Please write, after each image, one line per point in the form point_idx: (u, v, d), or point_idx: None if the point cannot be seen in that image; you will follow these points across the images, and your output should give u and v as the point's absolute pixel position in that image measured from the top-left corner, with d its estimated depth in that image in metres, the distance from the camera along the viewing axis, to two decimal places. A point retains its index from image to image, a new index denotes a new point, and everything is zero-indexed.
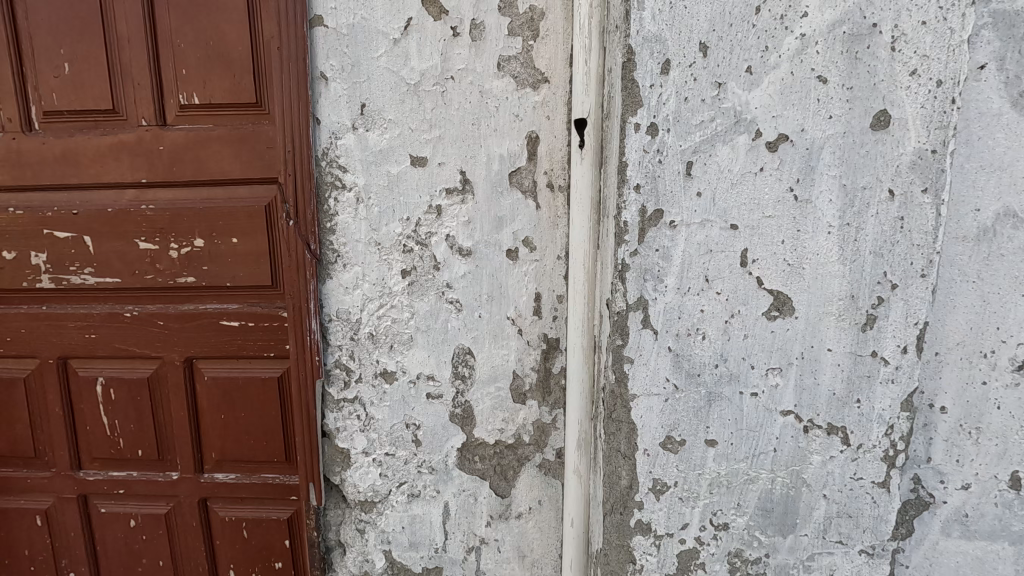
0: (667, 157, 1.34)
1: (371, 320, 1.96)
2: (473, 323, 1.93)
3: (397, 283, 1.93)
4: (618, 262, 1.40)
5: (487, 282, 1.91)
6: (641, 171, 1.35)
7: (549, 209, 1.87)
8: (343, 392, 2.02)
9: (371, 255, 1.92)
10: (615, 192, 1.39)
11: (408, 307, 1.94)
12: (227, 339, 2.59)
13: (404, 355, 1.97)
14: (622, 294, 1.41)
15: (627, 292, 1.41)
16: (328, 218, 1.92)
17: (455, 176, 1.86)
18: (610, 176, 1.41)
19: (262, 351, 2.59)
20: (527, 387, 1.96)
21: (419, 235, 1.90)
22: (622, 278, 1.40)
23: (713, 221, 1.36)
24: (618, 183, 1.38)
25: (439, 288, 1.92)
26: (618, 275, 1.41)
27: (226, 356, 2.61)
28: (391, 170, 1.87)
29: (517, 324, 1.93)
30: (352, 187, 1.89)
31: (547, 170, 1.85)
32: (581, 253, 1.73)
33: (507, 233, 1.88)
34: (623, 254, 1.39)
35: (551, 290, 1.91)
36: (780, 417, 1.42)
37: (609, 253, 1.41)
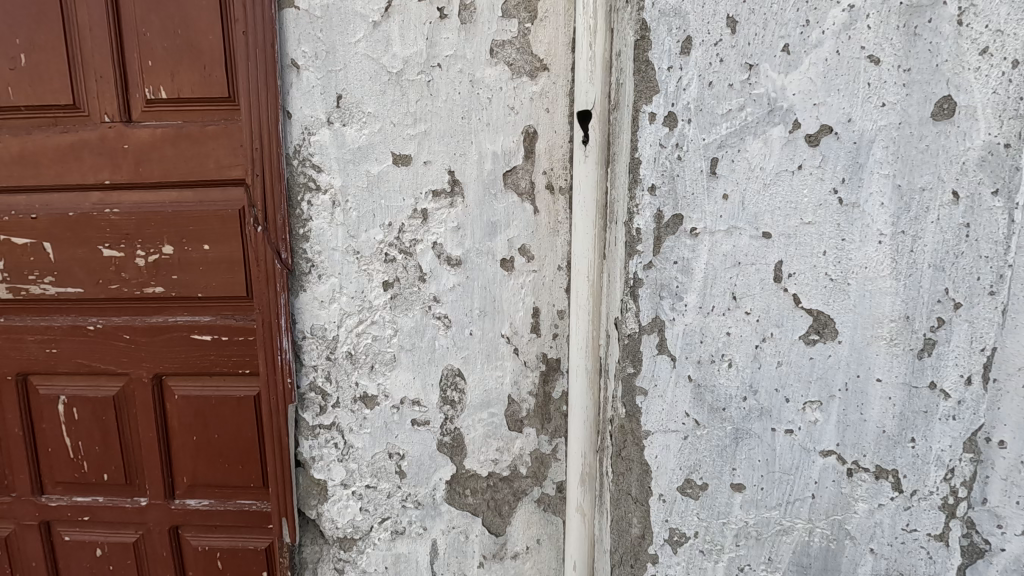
0: (687, 153, 1.14)
1: (350, 337, 1.75)
2: (463, 341, 1.72)
3: (378, 296, 1.72)
4: (628, 276, 1.19)
5: (479, 295, 1.70)
6: (656, 170, 1.15)
7: (549, 214, 1.67)
8: (318, 417, 1.81)
9: (349, 265, 1.72)
10: (625, 194, 1.18)
11: (391, 324, 1.73)
12: (198, 355, 2.37)
13: (386, 376, 1.76)
14: (634, 314, 1.20)
15: (639, 312, 1.20)
16: (300, 223, 1.71)
17: (443, 177, 1.65)
18: (620, 175, 1.19)
19: (237, 367, 2.38)
20: (524, 413, 1.75)
21: (403, 243, 1.69)
22: (634, 295, 1.19)
23: (741, 229, 1.15)
24: (629, 184, 1.17)
25: (425, 302, 1.71)
26: (629, 293, 1.20)
27: (198, 373, 2.40)
28: (371, 169, 1.66)
29: (513, 343, 1.72)
30: (328, 189, 1.69)
31: (546, 170, 1.65)
32: (585, 265, 1.53)
33: (501, 240, 1.67)
34: (634, 268, 1.18)
35: (550, 304, 1.70)
36: (820, 458, 1.21)
37: (619, 267, 1.20)
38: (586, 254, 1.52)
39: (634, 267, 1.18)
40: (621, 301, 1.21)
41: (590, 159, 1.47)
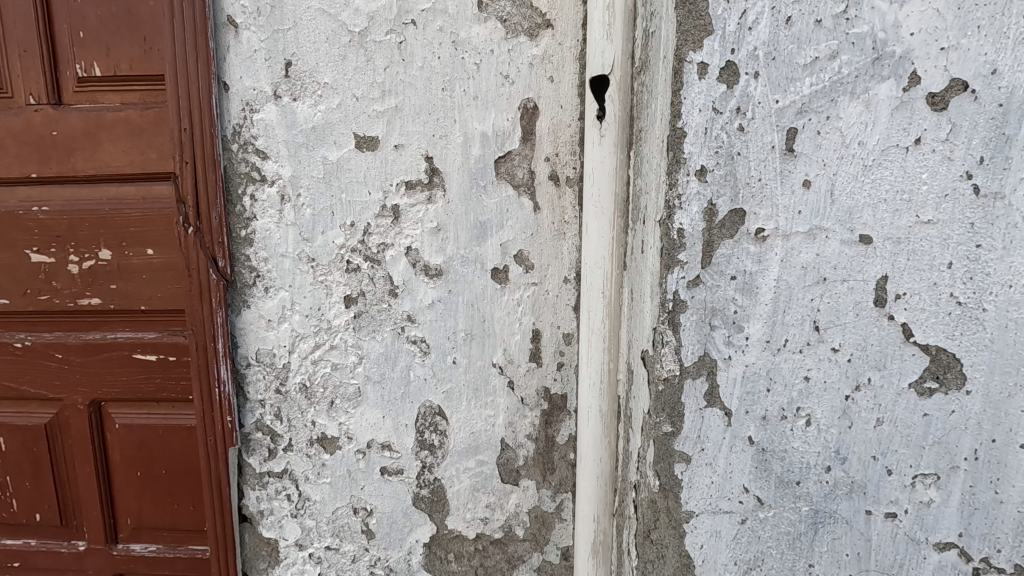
0: (752, 121, 0.79)
1: (305, 366, 1.41)
2: (445, 372, 1.37)
3: (339, 316, 1.38)
4: (664, 297, 0.85)
5: (465, 314, 1.35)
6: (707, 146, 0.80)
7: (553, 212, 1.32)
8: (267, 464, 1.46)
9: (303, 276, 1.37)
10: (661, 182, 0.84)
11: (354, 349, 1.39)
12: (142, 379, 2.02)
13: (350, 414, 1.42)
14: (673, 349, 0.86)
15: (681, 347, 0.85)
16: (242, 223, 1.37)
17: (419, 164, 1.31)
18: (654, 156, 0.85)
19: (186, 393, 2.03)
20: (521, 463, 1.40)
21: (369, 248, 1.35)
22: (672, 324, 0.85)
23: (828, 230, 0.80)
24: (669, 167, 0.82)
25: (397, 323, 1.37)
26: (666, 320, 0.85)
27: (141, 399, 2.05)
28: (328, 156, 1.32)
29: (507, 374, 1.37)
30: (275, 180, 1.34)
31: (549, 155, 1.30)
32: (600, 280, 1.18)
33: (492, 246, 1.33)
34: (675, 285, 0.84)
35: (554, 326, 1.36)
36: (934, 553, 0.86)
37: (652, 284, 0.86)
38: (603, 265, 1.18)
39: (673, 284, 0.84)
40: (653, 330, 0.87)
41: (607, 139, 1.13)
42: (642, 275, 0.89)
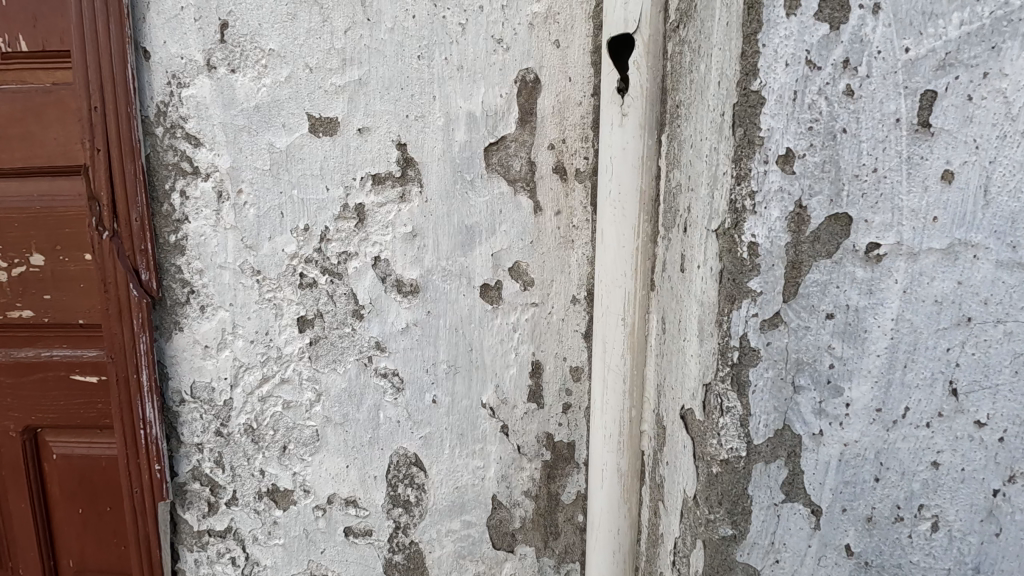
0: (871, 98, 0.59)
1: (251, 404, 1.14)
2: (424, 413, 1.11)
3: (292, 342, 1.11)
4: (728, 344, 0.64)
5: (448, 342, 1.08)
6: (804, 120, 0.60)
7: (558, 216, 1.05)
8: (206, 521, 1.19)
9: (247, 293, 1.10)
10: (724, 172, 0.62)
11: (311, 384, 1.12)
12: (85, 407, 1.55)
13: (306, 463, 1.15)
14: (737, 415, 0.65)
15: (748, 419, 0.65)
16: (170, 226, 1.10)
17: (389, 153, 1.04)
18: (713, 139, 0.64)
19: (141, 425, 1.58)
20: (518, 525, 1.13)
21: (327, 258, 1.08)
22: (738, 381, 0.65)
23: (977, 247, 0.61)
24: (736, 148, 0.61)
25: (363, 351, 1.10)
26: (730, 374, 0.65)
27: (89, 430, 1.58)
28: (275, 142, 1.05)
29: (500, 416, 1.10)
30: (211, 173, 1.07)
31: (554, 142, 1.03)
32: (621, 305, 0.91)
33: (483, 257, 1.06)
34: (743, 329, 0.64)
35: (559, 357, 1.09)
36: None
37: (709, 318, 0.65)
38: (625, 286, 0.91)
39: (739, 322, 0.63)
40: (713, 392, 0.66)
41: (629, 122, 0.87)
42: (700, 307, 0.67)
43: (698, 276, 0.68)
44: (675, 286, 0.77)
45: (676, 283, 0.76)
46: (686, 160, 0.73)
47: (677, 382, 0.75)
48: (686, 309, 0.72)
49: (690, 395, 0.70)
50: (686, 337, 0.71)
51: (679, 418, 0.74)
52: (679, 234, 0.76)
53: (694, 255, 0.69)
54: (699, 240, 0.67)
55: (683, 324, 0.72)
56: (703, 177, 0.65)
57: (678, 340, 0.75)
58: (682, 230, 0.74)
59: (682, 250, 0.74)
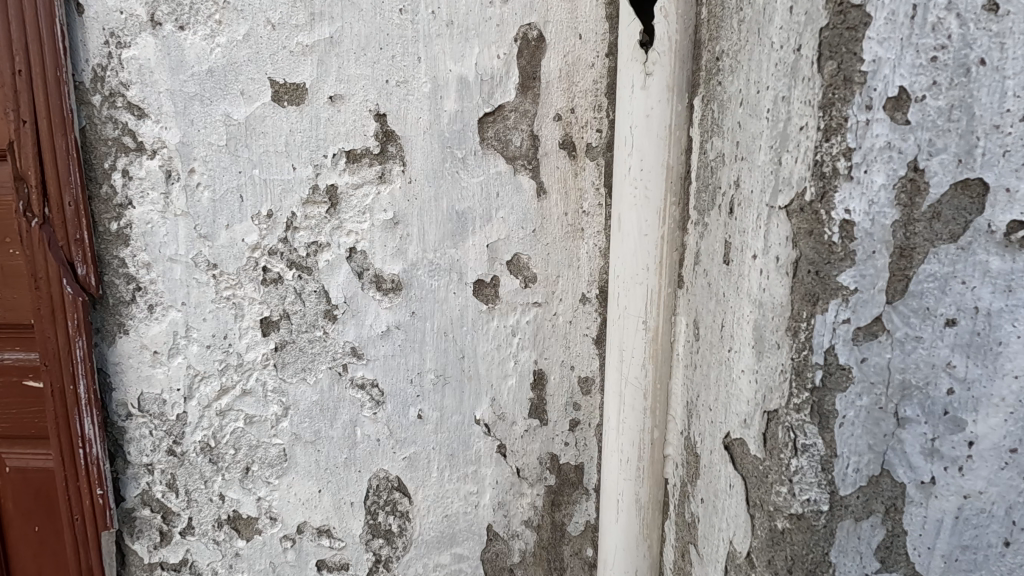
0: (1023, 16, 0.47)
1: (207, 419, 0.98)
2: (407, 430, 0.95)
3: (254, 348, 0.96)
4: (806, 360, 0.53)
5: (435, 349, 0.93)
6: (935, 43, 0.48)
7: (565, 200, 0.91)
8: (159, 553, 1.02)
9: (201, 290, 0.95)
10: (805, 124, 0.51)
11: (277, 396, 0.96)
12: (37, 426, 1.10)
13: (272, 487, 0.99)
14: (818, 456, 0.54)
15: (832, 461, 0.54)
16: (110, 212, 0.93)
17: (366, 126, 0.88)
18: (784, 88, 0.53)
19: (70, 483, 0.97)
20: (518, 559, 0.99)
21: (294, 249, 0.92)
22: (820, 413, 0.53)
23: None
24: (829, 78, 0.49)
25: (337, 358, 0.94)
26: (810, 399, 0.53)
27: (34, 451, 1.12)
28: (232, 113, 0.89)
29: (496, 434, 0.95)
30: (157, 149, 0.91)
31: (562, 111, 0.88)
32: (642, 306, 0.76)
33: (477, 248, 0.91)
34: (829, 341, 0.52)
35: (566, 366, 0.95)
36: None
37: (778, 328, 0.54)
38: (646, 282, 0.76)
39: (825, 328, 0.52)
40: (783, 428, 0.55)
41: (653, 83, 0.72)
42: (761, 310, 0.56)
43: (752, 271, 0.57)
44: (719, 282, 0.64)
45: (725, 278, 0.62)
46: (735, 124, 0.60)
47: (719, 399, 0.64)
48: (736, 311, 0.60)
49: (747, 416, 0.58)
50: (734, 348, 0.60)
51: (722, 447, 0.63)
52: (718, 216, 0.64)
53: (751, 247, 0.58)
54: (764, 227, 0.56)
55: (736, 328, 0.60)
56: (765, 127, 0.55)
57: (722, 350, 0.63)
58: (730, 216, 0.61)
59: (724, 237, 0.62)
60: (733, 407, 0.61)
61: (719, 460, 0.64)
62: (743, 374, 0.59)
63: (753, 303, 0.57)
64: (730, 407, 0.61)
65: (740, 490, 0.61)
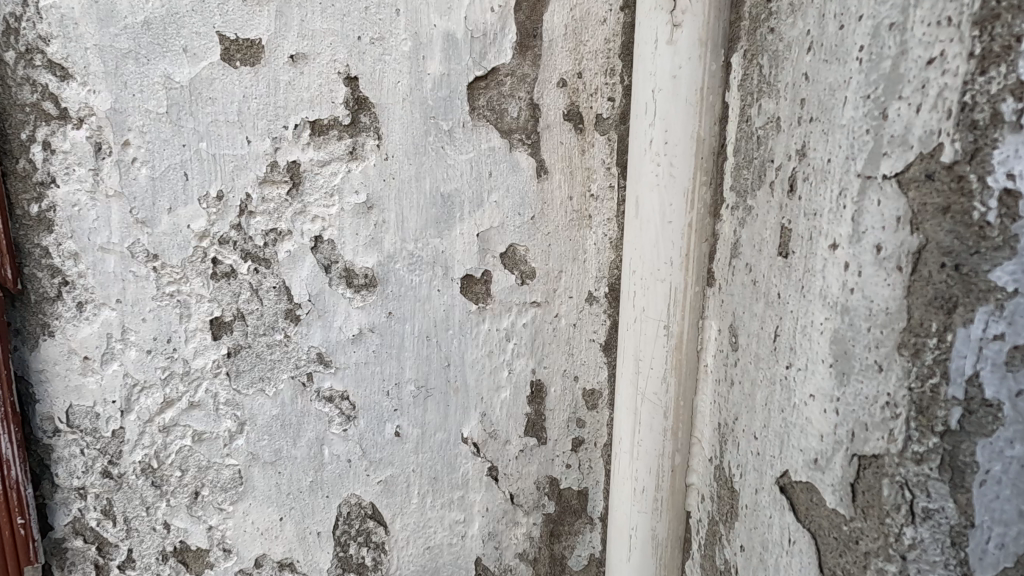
0: None
1: (149, 435, 0.82)
2: (383, 451, 0.82)
3: (203, 354, 0.81)
4: (933, 394, 0.41)
5: (416, 356, 0.80)
6: None
7: (569, 181, 0.78)
8: None
9: (139, 286, 0.78)
10: (937, 54, 0.39)
11: (230, 410, 0.82)
12: None
13: (225, 514, 0.84)
14: (946, 527, 0.41)
15: (966, 533, 0.40)
16: (30, 192, 0.74)
17: (334, 91, 0.74)
18: (896, 12, 0.41)
19: None
20: None
21: (250, 238, 0.78)
22: (953, 468, 0.40)
23: None
24: None
25: (301, 366, 0.80)
26: (940, 447, 0.41)
27: None
28: (173, 74, 0.74)
29: (488, 453, 0.82)
30: (85, 117, 0.74)
31: (568, 76, 0.75)
32: (664, 309, 0.64)
33: (464, 238, 0.78)
34: (974, 367, 0.39)
35: (569, 376, 0.82)
36: None
37: (885, 343, 0.43)
38: (670, 280, 0.63)
39: (969, 348, 0.39)
40: (892, 482, 0.43)
41: (682, 36, 0.59)
42: (846, 317, 0.46)
43: (830, 266, 0.47)
44: (773, 280, 0.53)
45: (779, 272, 0.52)
46: (800, 80, 0.49)
47: (766, 420, 0.54)
48: (799, 314, 0.50)
49: (834, 451, 0.47)
50: (791, 362, 0.51)
51: (776, 486, 0.53)
52: (771, 196, 0.53)
53: (833, 234, 0.47)
54: (855, 206, 0.45)
55: (804, 340, 0.50)
56: (859, 64, 0.44)
57: (777, 366, 0.53)
58: (789, 198, 0.51)
59: (779, 221, 0.52)
60: (796, 433, 0.51)
61: (772, 501, 0.54)
62: (814, 397, 0.49)
63: (826, 306, 0.47)
64: (803, 441, 0.50)
65: (807, 547, 0.50)
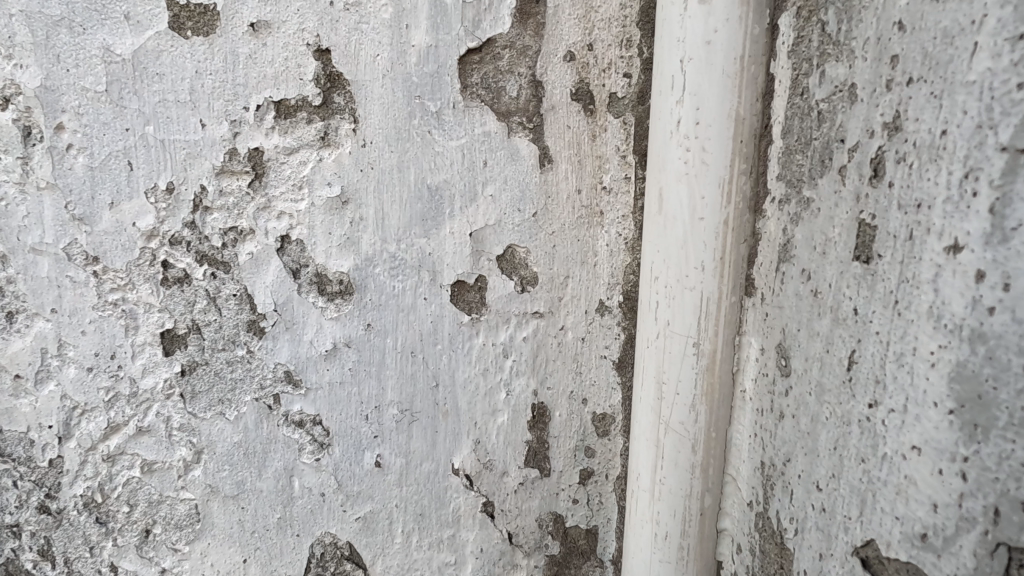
0: None
1: (91, 465, 0.69)
2: (361, 484, 0.71)
3: (153, 372, 0.68)
4: None
5: (399, 375, 0.69)
6: None
7: (577, 172, 0.67)
8: None
9: (78, 293, 0.66)
10: None
11: (186, 436, 0.69)
12: None
13: (180, 556, 0.71)
14: None
15: None
16: None
17: (303, 66, 0.64)
18: None
19: None
20: None
21: (206, 238, 0.66)
22: None
23: None
24: None
25: (266, 386, 0.69)
26: None
27: None
28: (113, 46, 0.62)
29: (482, 486, 0.72)
30: (9, 96, 0.62)
31: (577, 49, 0.65)
32: (693, 323, 0.54)
33: (455, 237, 0.67)
34: None
35: (576, 399, 0.72)
36: None
37: None
38: (700, 288, 0.53)
39: None
40: None
41: None
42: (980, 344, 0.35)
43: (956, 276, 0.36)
44: (844, 292, 0.43)
45: (856, 283, 0.42)
46: (889, 35, 0.39)
47: (836, 468, 0.44)
48: (890, 335, 0.40)
49: (958, 530, 0.36)
50: (877, 400, 0.41)
51: (855, 557, 0.42)
52: (841, 186, 0.43)
53: (953, 232, 0.36)
54: (997, 193, 0.34)
55: (903, 374, 0.39)
56: None
57: (854, 404, 0.42)
58: (869, 188, 0.41)
59: (854, 216, 0.42)
60: (892, 496, 0.40)
61: (846, 573, 0.43)
62: (921, 451, 0.38)
63: (939, 330, 0.37)
64: (906, 507, 0.39)
65: None
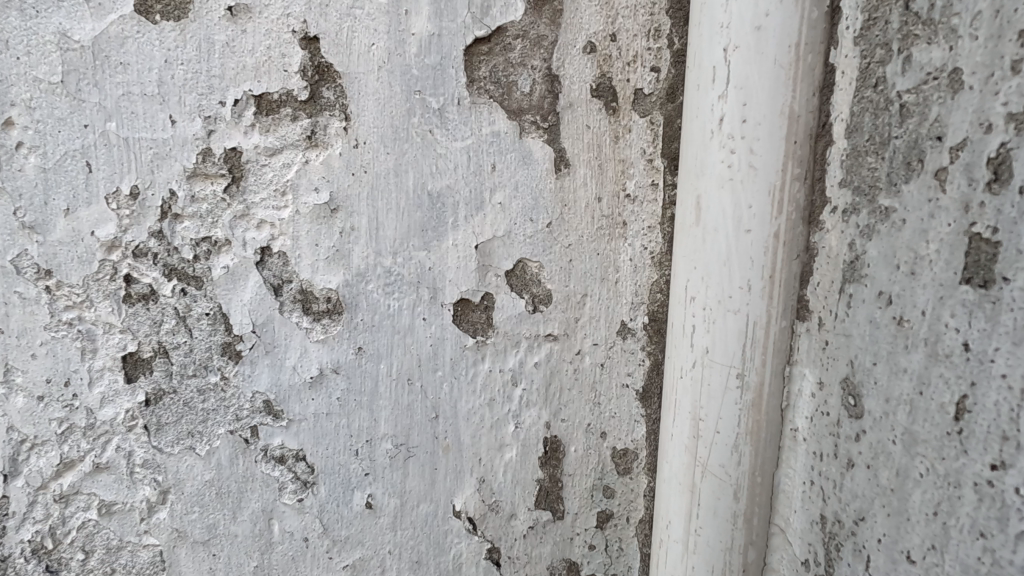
0: None
1: (41, 506, 0.59)
2: (350, 527, 0.63)
3: (113, 402, 0.59)
4: None
5: (394, 404, 0.61)
6: None
7: (597, 178, 0.60)
8: None
9: (27, 312, 0.57)
10: None
11: (151, 474, 0.60)
12: None
13: None
14: None
15: None
16: None
17: (287, 56, 0.57)
18: None
19: None
20: None
21: (175, 250, 0.58)
22: None
23: None
24: None
25: (243, 417, 0.61)
26: None
27: None
28: (70, 31, 0.55)
29: (487, 530, 0.64)
30: None
31: (598, 40, 0.58)
32: (736, 351, 0.49)
33: (458, 251, 0.60)
34: None
35: (594, 433, 0.64)
36: None
37: None
38: (746, 311, 0.49)
39: None
40: None
41: None
42: None
43: None
44: (947, 320, 0.37)
45: (973, 315, 0.36)
46: (1016, 7, 0.33)
47: (937, 538, 0.38)
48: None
49: None
50: (1006, 463, 0.34)
51: None
52: (939, 195, 0.38)
53: None
54: None
55: None
56: None
57: (970, 463, 0.36)
58: (986, 194, 0.35)
59: (963, 230, 0.36)
60: None
61: None
62: None
63: None
64: None
65: None
